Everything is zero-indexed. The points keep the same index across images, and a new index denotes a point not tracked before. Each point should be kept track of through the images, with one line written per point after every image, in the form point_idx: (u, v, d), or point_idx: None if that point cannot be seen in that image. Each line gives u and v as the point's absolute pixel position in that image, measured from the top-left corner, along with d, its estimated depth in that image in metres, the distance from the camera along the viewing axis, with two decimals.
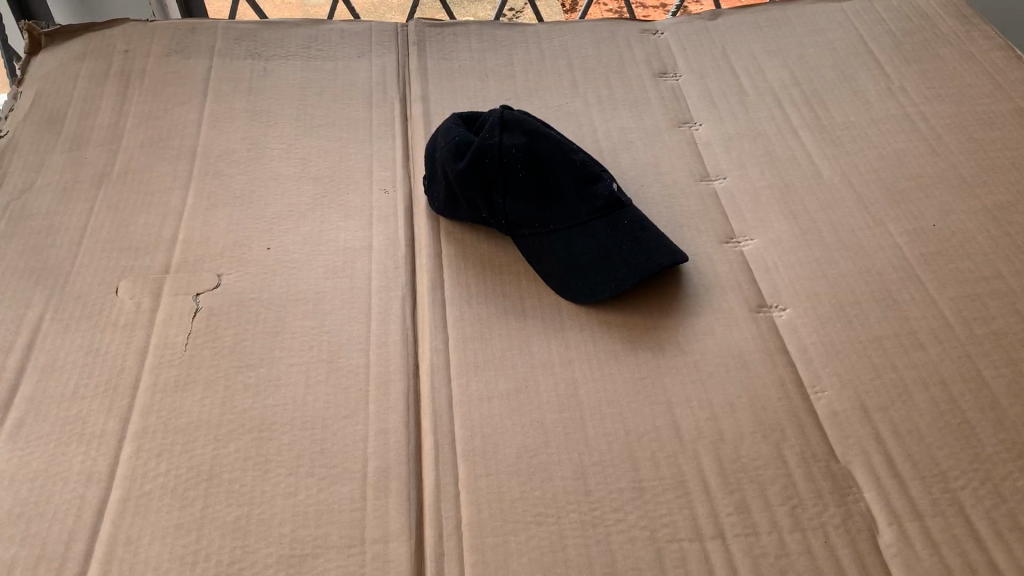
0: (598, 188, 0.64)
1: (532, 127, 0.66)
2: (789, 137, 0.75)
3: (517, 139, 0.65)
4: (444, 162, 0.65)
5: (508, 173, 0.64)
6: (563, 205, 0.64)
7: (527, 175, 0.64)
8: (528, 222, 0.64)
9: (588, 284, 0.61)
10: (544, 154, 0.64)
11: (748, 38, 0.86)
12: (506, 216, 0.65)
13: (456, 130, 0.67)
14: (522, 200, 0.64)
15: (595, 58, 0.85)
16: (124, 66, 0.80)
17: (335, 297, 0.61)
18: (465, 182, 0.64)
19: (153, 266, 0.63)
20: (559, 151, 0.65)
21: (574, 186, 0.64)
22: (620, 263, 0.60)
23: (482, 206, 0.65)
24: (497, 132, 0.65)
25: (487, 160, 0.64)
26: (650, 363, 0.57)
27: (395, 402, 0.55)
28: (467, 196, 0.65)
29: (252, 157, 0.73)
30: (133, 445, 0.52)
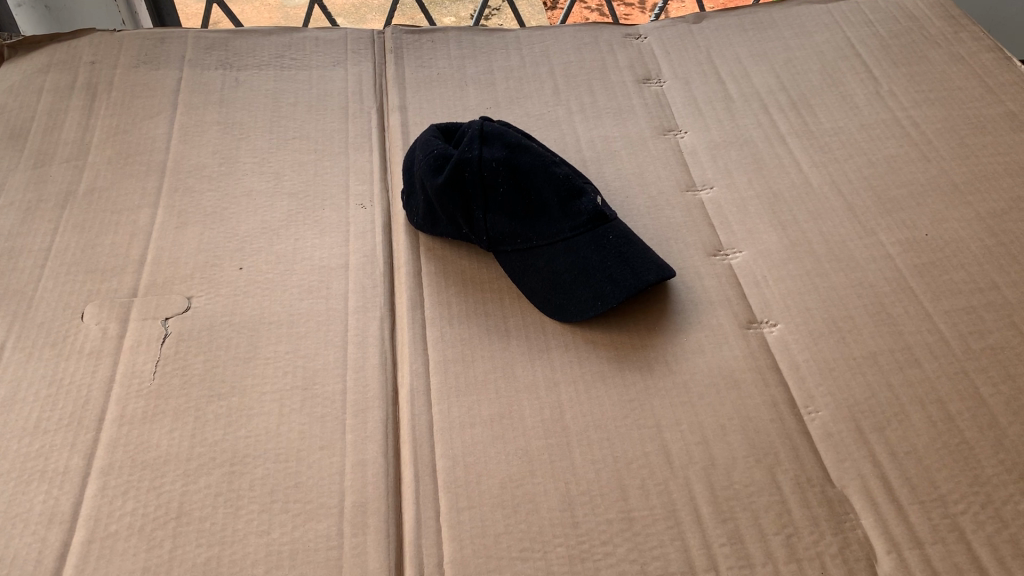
0: (583, 202, 0.61)
1: (512, 139, 0.63)
2: (777, 144, 0.73)
3: (497, 152, 0.62)
4: (422, 177, 0.63)
5: (488, 188, 0.62)
6: (547, 220, 0.61)
7: (509, 190, 0.62)
8: (511, 238, 0.62)
9: (574, 303, 0.59)
10: (525, 168, 0.62)
11: (733, 41, 0.84)
12: (488, 232, 0.63)
13: (434, 143, 0.65)
14: (504, 215, 0.62)
15: (577, 64, 0.83)
16: (90, 78, 0.77)
17: (311, 320, 0.59)
18: (444, 199, 0.62)
19: (119, 289, 0.61)
20: (541, 164, 0.62)
21: (558, 201, 0.61)
22: (607, 282, 0.58)
23: (463, 222, 0.63)
24: (476, 145, 0.62)
25: (466, 175, 0.62)
26: (638, 384, 0.55)
27: (373, 430, 0.52)
28: (446, 212, 0.62)
29: (224, 173, 0.70)
30: (98, 482, 0.49)
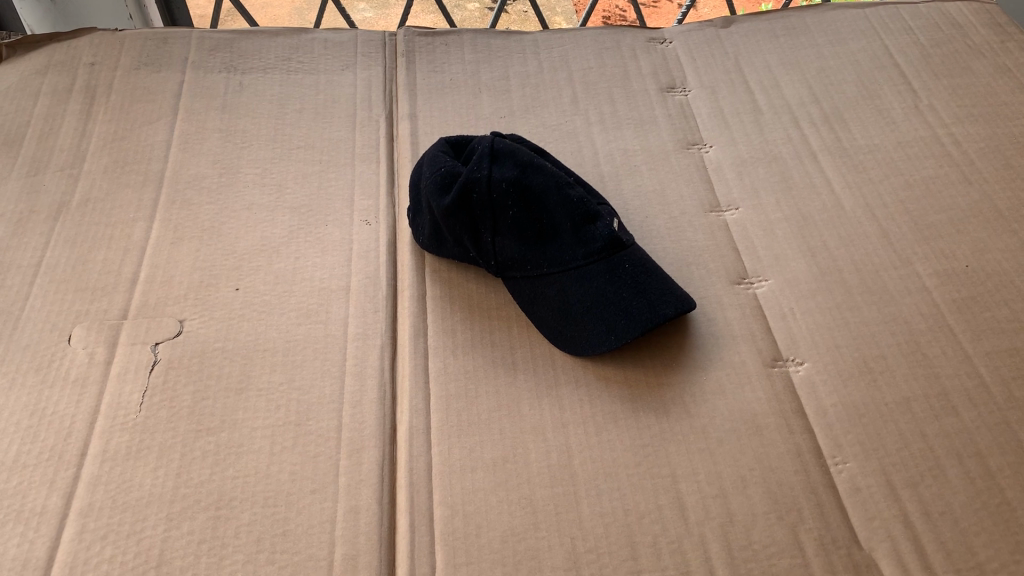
0: (598, 227, 0.57)
1: (524, 158, 0.59)
2: (808, 162, 0.68)
3: (508, 172, 0.58)
4: (429, 196, 0.60)
5: (497, 211, 0.58)
6: (559, 246, 0.58)
7: (519, 212, 0.58)
8: (521, 263, 0.58)
9: (586, 336, 0.55)
10: (537, 189, 0.58)
11: (763, 48, 0.80)
12: (497, 257, 0.59)
13: (443, 159, 0.61)
14: (514, 238, 0.58)
15: (597, 70, 0.78)
16: (89, 81, 0.74)
17: (308, 347, 0.56)
18: (451, 220, 0.58)
19: (109, 310, 0.58)
20: (553, 185, 0.58)
21: (571, 226, 0.57)
22: (621, 316, 0.55)
23: (470, 244, 0.59)
24: (486, 164, 0.59)
25: (474, 196, 0.58)
26: (653, 427, 0.52)
27: (367, 473, 0.49)
28: (454, 234, 0.59)
29: (224, 184, 0.67)
30: (76, 525, 0.47)
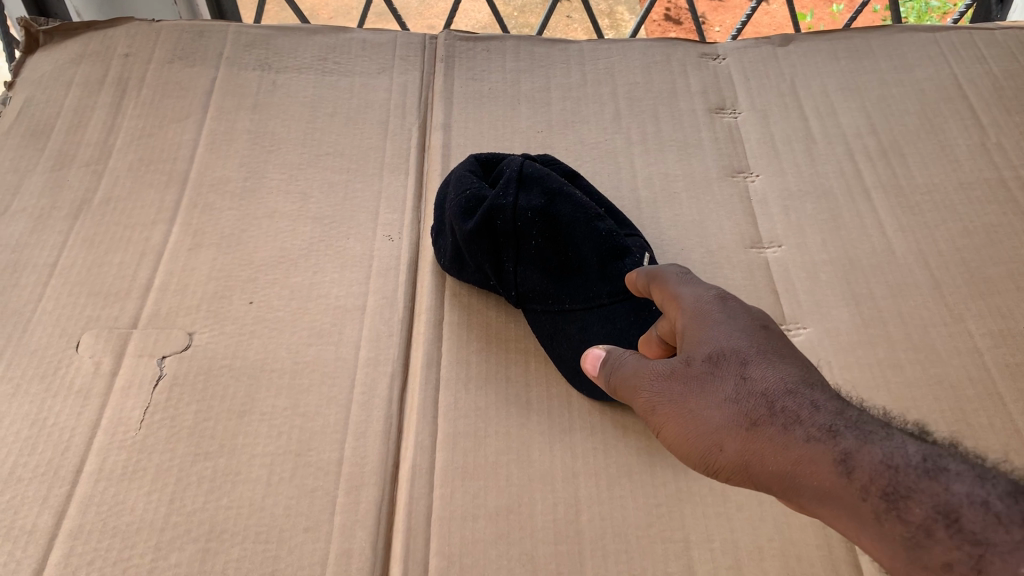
0: (626, 262, 0.54)
1: (553, 185, 0.57)
2: (859, 200, 0.64)
3: (535, 200, 0.56)
4: (452, 218, 0.57)
5: (521, 239, 0.56)
6: (583, 281, 0.55)
7: (544, 243, 0.56)
8: (542, 296, 0.55)
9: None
10: (564, 221, 0.56)
11: (822, 70, 0.75)
12: (518, 287, 0.56)
13: (470, 180, 0.59)
14: (537, 269, 0.56)
15: (643, 85, 0.75)
16: (122, 73, 0.73)
17: (316, 371, 0.54)
18: (471, 246, 0.55)
19: (120, 318, 0.57)
20: (583, 217, 0.56)
21: (597, 260, 0.55)
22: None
23: (490, 273, 0.56)
24: (512, 190, 0.56)
25: (498, 223, 0.56)
26: (668, 485, 0.49)
27: (364, 514, 0.48)
28: (475, 259, 0.56)
29: (248, 189, 0.65)
30: (64, 547, 0.46)
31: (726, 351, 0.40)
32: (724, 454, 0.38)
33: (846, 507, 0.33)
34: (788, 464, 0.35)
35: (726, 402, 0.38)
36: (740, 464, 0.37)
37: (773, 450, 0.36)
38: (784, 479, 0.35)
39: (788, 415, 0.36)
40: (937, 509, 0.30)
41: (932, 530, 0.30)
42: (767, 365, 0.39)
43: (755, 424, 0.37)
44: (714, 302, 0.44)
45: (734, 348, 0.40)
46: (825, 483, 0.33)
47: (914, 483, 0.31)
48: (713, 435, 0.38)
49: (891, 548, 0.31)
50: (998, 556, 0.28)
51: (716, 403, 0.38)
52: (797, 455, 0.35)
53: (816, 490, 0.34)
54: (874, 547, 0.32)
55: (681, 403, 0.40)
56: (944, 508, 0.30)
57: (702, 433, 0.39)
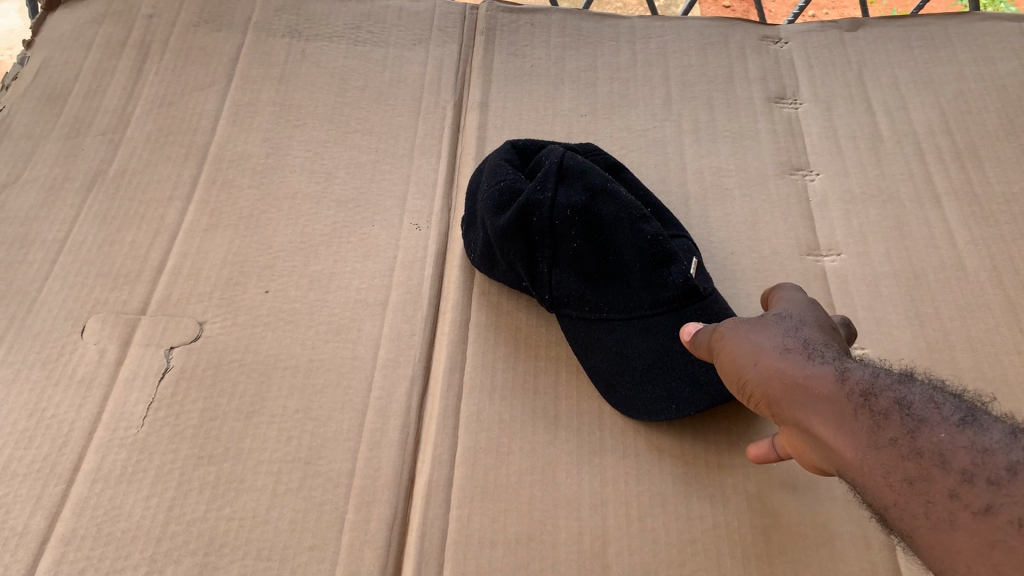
0: (671, 270, 0.49)
1: (597, 181, 0.51)
2: (929, 207, 0.59)
3: (575, 197, 0.50)
4: (485, 214, 0.53)
5: (558, 239, 0.51)
6: (624, 289, 0.50)
7: (583, 246, 0.50)
8: (578, 302, 0.51)
9: (644, 399, 0.48)
10: (606, 222, 0.50)
11: (893, 59, 0.70)
12: (552, 291, 0.52)
13: (506, 171, 0.54)
14: (574, 273, 0.51)
15: (698, 68, 0.70)
16: (144, 36, 0.69)
17: (332, 370, 0.51)
18: (505, 244, 0.51)
19: (128, 303, 0.54)
20: (626, 217, 0.50)
21: (640, 267, 0.49)
22: (687, 380, 0.47)
23: (524, 273, 0.52)
24: (551, 185, 0.51)
25: (533, 221, 0.50)
26: (705, 519, 0.45)
27: (375, 533, 0.44)
28: (508, 260, 0.52)
29: (270, 166, 0.61)
30: (55, 554, 0.43)
31: (791, 315, 0.41)
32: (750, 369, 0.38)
33: (824, 401, 0.33)
34: (795, 372, 0.35)
35: (772, 334, 0.39)
36: (759, 376, 0.37)
37: (790, 364, 0.36)
38: (786, 386, 0.35)
39: (819, 349, 0.36)
40: (897, 400, 0.31)
41: (890, 414, 0.30)
42: (822, 332, 0.39)
43: (787, 351, 0.37)
44: (797, 294, 0.45)
45: (801, 316, 0.41)
46: (815, 383, 0.34)
47: (887, 384, 0.32)
48: (747, 352, 0.39)
49: (851, 428, 0.31)
50: (930, 427, 0.29)
51: (767, 333, 0.39)
52: (810, 369, 0.35)
53: (804, 390, 0.34)
54: (833, 436, 0.32)
55: (738, 330, 0.40)
56: (903, 399, 0.30)
57: (739, 350, 0.39)
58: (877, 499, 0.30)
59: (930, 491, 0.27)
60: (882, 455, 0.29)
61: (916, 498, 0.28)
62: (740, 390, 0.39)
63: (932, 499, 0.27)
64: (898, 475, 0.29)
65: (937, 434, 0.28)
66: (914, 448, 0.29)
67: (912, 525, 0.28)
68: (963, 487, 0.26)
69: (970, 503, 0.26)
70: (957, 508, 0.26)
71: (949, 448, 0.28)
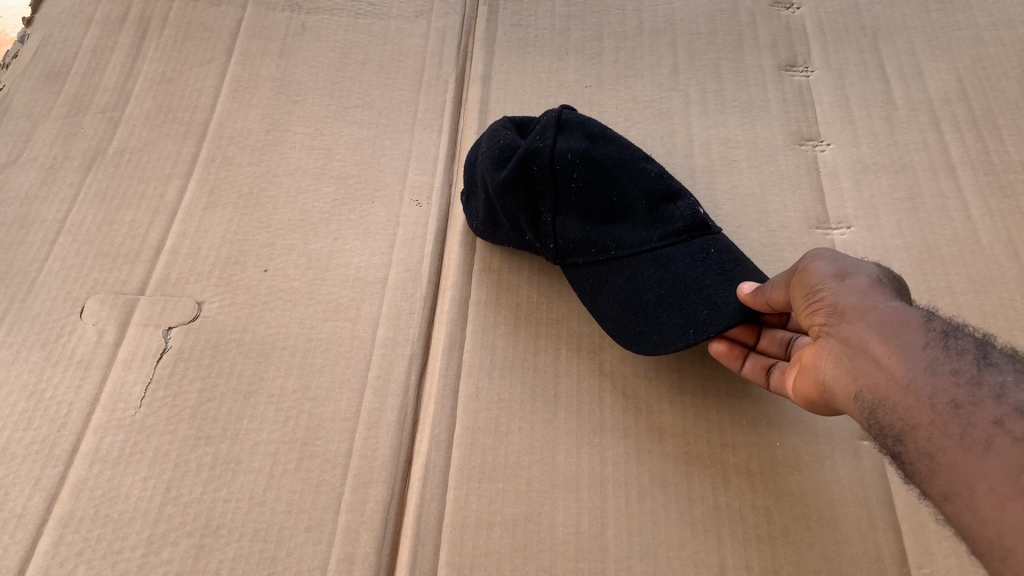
0: (677, 205, 0.48)
1: (598, 130, 0.51)
2: (943, 177, 0.57)
3: (576, 143, 0.50)
4: (484, 171, 0.51)
5: (560, 187, 0.50)
6: (631, 228, 0.49)
7: (586, 188, 0.49)
8: (583, 248, 0.49)
9: (657, 332, 0.46)
10: (608, 164, 0.49)
11: (909, 24, 0.67)
12: (557, 240, 0.50)
13: (503, 132, 0.52)
14: (578, 218, 0.50)
15: (706, 36, 0.68)
16: (144, 12, 0.69)
17: (330, 349, 0.50)
18: (507, 197, 0.50)
19: (127, 283, 0.53)
20: (629, 159, 0.49)
21: (646, 203, 0.48)
22: (702, 304, 0.44)
23: (527, 225, 0.51)
24: (550, 134, 0.50)
25: (533, 169, 0.49)
26: (706, 500, 0.44)
27: (371, 515, 0.44)
28: (511, 212, 0.51)
29: (270, 143, 0.61)
30: (53, 536, 0.43)
31: None
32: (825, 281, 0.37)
33: (897, 323, 0.32)
34: (875, 295, 0.34)
35: (864, 261, 0.38)
36: (835, 288, 0.36)
37: (872, 288, 0.35)
38: (860, 302, 0.34)
39: (902, 292, 0.36)
40: (973, 343, 0.30)
41: (961, 350, 0.30)
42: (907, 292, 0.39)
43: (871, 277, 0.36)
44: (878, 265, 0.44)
45: None
46: (895, 307, 0.33)
47: (966, 331, 0.31)
48: (833, 267, 0.37)
49: (917, 350, 0.31)
50: (995, 367, 0.29)
51: (858, 260, 0.38)
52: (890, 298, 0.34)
53: (878, 310, 0.33)
54: (891, 352, 0.31)
55: (829, 252, 0.39)
56: (979, 345, 0.30)
57: (825, 265, 0.38)
58: (910, 415, 0.30)
59: (971, 417, 0.28)
60: (939, 380, 0.29)
61: (956, 420, 0.28)
62: (803, 302, 0.38)
63: (974, 422, 0.28)
64: (945, 398, 0.29)
65: (1000, 377, 0.29)
66: (972, 379, 0.29)
67: (941, 443, 0.28)
68: (1010, 417, 0.27)
69: (1011, 431, 0.27)
70: (997, 433, 0.27)
71: (1008, 387, 0.28)
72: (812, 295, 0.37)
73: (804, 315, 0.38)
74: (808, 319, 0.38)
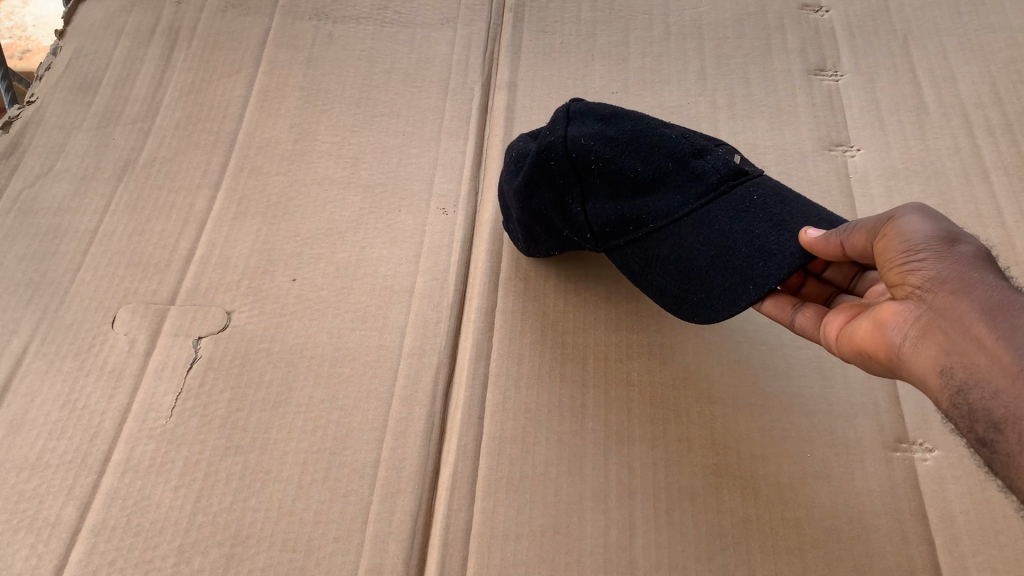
0: (706, 160, 0.44)
1: (608, 111, 0.47)
2: (976, 182, 0.56)
3: (589, 127, 0.46)
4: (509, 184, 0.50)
5: (581, 174, 0.46)
6: (664, 194, 0.44)
7: (608, 167, 0.45)
8: (622, 227, 0.46)
9: (715, 298, 0.43)
10: (626, 139, 0.45)
11: (940, 27, 0.67)
12: (593, 226, 0.47)
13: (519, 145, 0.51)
14: (608, 198, 0.46)
15: (734, 40, 0.67)
16: (173, 22, 0.69)
17: (357, 359, 0.50)
18: (534, 199, 0.48)
19: (157, 293, 0.54)
20: (646, 126, 0.46)
21: (674, 163, 0.44)
22: (756, 255, 0.42)
23: (561, 222, 0.48)
24: (560, 126, 0.47)
25: (551, 165, 0.46)
26: (736, 512, 0.44)
27: (399, 526, 0.44)
28: (543, 213, 0.48)
29: (298, 152, 0.61)
30: (87, 545, 0.43)
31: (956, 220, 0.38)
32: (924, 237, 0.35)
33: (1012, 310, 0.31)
34: (981, 272, 0.33)
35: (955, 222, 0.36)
36: (933, 251, 0.35)
37: (976, 261, 0.34)
38: (966, 274, 0.33)
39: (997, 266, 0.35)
40: None
41: None
42: None
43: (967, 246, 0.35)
44: None
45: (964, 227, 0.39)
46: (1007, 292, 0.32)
47: None
48: (927, 225, 0.36)
49: None
50: None
51: (948, 220, 0.36)
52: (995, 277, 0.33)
53: (987, 292, 0.32)
54: (1005, 337, 0.31)
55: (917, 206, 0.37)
56: None
57: (918, 222, 0.36)
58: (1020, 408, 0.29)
59: None
60: None
61: None
62: (887, 256, 0.36)
63: None
64: None
65: None
66: None
67: None
68: None
69: None
70: None
71: None
72: (905, 250, 0.35)
73: (887, 272, 0.37)
74: (889, 275, 0.36)
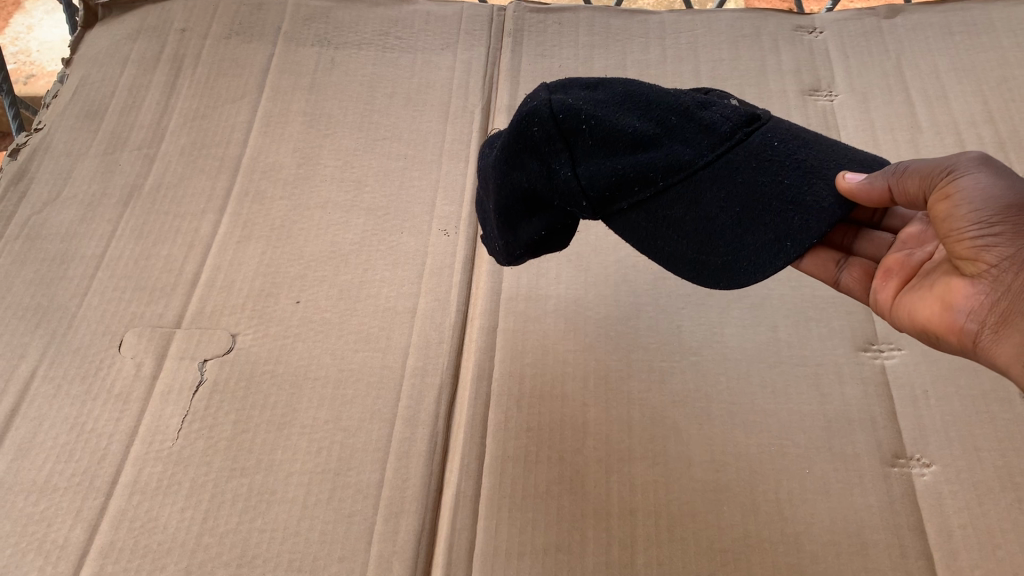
0: (710, 111, 0.40)
1: (589, 81, 0.43)
2: None
3: (576, 93, 0.41)
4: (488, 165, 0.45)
5: (572, 138, 0.40)
6: (671, 148, 0.39)
7: (602, 126, 0.39)
8: (625, 189, 0.40)
9: (747, 257, 0.38)
10: (618, 101, 0.41)
11: (933, 47, 0.68)
12: (588, 194, 0.40)
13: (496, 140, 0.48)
14: (606, 158, 0.40)
15: (730, 63, 0.68)
16: (178, 50, 0.71)
17: (361, 380, 0.51)
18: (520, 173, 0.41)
19: (164, 316, 0.55)
20: (638, 86, 0.41)
21: (679, 114, 0.40)
22: (790, 209, 0.38)
23: (548, 195, 0.41)
24: (543, 94, 0.41)
25: (535, 130, 0.40)
26: (736, 529, 0.44)
27: (403, 545, 0.45)
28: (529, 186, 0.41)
29: (301, 176, 0.62)
30: (95, 566, 0.44)
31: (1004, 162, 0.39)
32: (991, 211, 0.36)
33: None
34: None
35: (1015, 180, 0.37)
36: (1007, 225, 0.36)
37: None
38: None
39: None
40: None
41: None
42: None
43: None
44: None
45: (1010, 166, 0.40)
46: None
47: None
48: (993, 193, 0.36)
49: None
50: None
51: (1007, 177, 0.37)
52: None
53: None
54: None
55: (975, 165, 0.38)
56: None
57: (983, 191, 0.37)
58: None
59: None
60: None
61: None
62: (954, 229, 0.37)
63: None
64: None
65: None
66: None
67: None
68: None
69: None
70: None
71: None
72: (975, 224, 0.36)
73: (954, 244, 0.38)
74: (956, 248, 0.38)
